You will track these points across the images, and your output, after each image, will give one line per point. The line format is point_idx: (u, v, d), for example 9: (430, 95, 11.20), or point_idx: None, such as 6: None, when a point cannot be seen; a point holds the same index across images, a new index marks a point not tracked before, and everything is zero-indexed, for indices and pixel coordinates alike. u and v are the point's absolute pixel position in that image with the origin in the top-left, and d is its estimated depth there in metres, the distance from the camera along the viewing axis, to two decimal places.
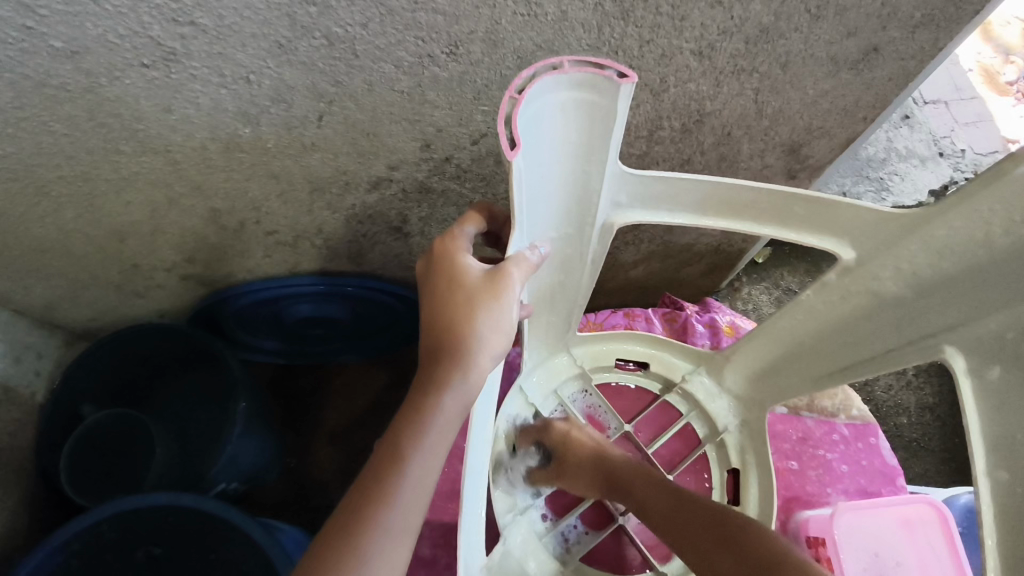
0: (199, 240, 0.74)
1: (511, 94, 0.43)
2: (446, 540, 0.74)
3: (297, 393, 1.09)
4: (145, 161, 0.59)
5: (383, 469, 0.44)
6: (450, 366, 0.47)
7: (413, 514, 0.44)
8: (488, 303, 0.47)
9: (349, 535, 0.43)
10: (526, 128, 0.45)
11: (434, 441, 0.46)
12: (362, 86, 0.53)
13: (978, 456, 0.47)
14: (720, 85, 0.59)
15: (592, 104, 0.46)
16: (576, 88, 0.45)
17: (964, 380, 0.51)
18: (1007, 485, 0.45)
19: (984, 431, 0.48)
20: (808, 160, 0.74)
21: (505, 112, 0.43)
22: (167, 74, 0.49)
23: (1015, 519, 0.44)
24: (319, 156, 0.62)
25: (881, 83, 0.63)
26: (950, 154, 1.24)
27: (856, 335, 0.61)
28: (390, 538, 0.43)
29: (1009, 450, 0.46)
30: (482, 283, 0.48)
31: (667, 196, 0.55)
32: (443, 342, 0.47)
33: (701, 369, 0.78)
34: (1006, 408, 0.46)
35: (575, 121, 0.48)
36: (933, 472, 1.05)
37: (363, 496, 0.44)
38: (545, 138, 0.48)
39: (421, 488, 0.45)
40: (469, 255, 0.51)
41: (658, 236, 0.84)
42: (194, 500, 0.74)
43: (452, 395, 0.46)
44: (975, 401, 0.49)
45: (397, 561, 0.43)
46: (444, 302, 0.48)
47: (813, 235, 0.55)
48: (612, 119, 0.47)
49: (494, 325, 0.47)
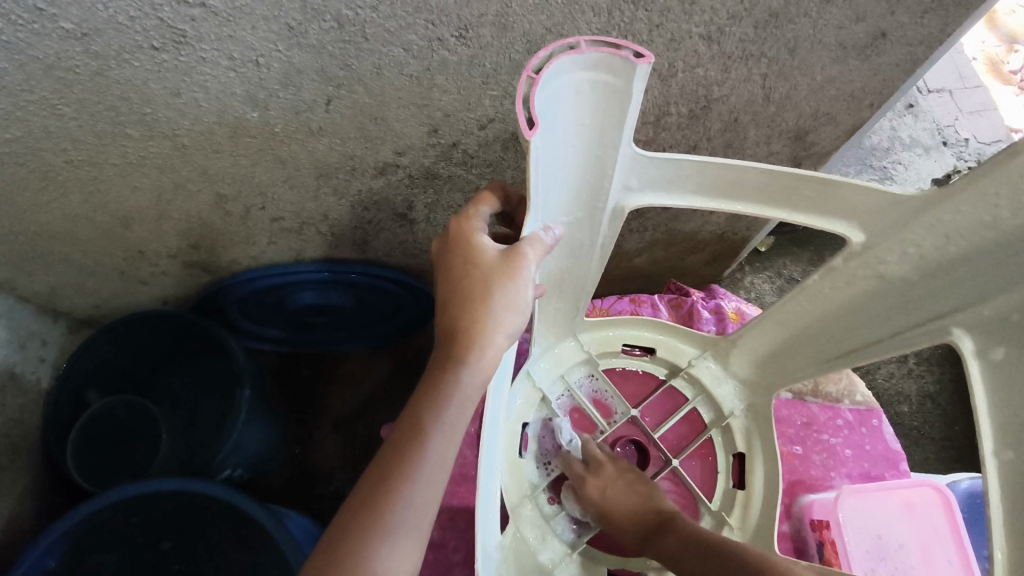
0: (205, 226, 0.74)
1: (528, 74, 0.43)
2: (454, 524, 0.75)
3: (301, 380, 1.09)
4: (153, 146, 0.59)
5: (404, 446, 0.45)
6: (469, 343, 0.47)
7: (434, 489, 0.44)
8: (504, 282, 0.48)
9: (371, 509, 0.43)
10: (543, 109, 0.45)
11: (453, 418, 0.46)
12: (371, 69, 0.53)
13: (986, 435, 0.48)
14: (729, 70, 0.59)
15: (608, 85, 0.46)
16: (593, 68, 0.45)
17: (971, 361, 0.51)
18: (1014, 464, 0.46)
19: (992, 411, 0.48)
20: (814, 147, 0.74)
21: (522, 92, 0.43)
22: (176, 57, 0.49)
23: (1021, 498, 0.45)
24: (326, 141, 0.61)
25: (889, 69, 0.63)
26: (954, 143, 1.24)
27: (864, 318, 0.61)
28: (413, 513, 0.43)
29: (1018, 431, 0.46)
30: (498, 262, 0.48)
31: (678, 179, 0.55)
32: (460, 320, 0.47)
33: (707, 354, 0.78)
34: (1015, 387, 0.47)
35: (590, 102, 0.48)
36: (933, 459, 1.06)
37: (384, 472, 0.44)
38: (560, 120, 0.48)
39: (441, 463, 0.45)
40: (484, 236, 0.51)
41: (662, 223, 0.84)
42: (201, 484, 0.74)
43: (470, 372, 0.47)
44: (983, 381, 0.50)
45: (419, 535, 0.44)
46: (461, 281, 0.49)
47: (824, 218, 0.55)
48: (628, 101, 0.47)
49: (511, 304, 0.48)
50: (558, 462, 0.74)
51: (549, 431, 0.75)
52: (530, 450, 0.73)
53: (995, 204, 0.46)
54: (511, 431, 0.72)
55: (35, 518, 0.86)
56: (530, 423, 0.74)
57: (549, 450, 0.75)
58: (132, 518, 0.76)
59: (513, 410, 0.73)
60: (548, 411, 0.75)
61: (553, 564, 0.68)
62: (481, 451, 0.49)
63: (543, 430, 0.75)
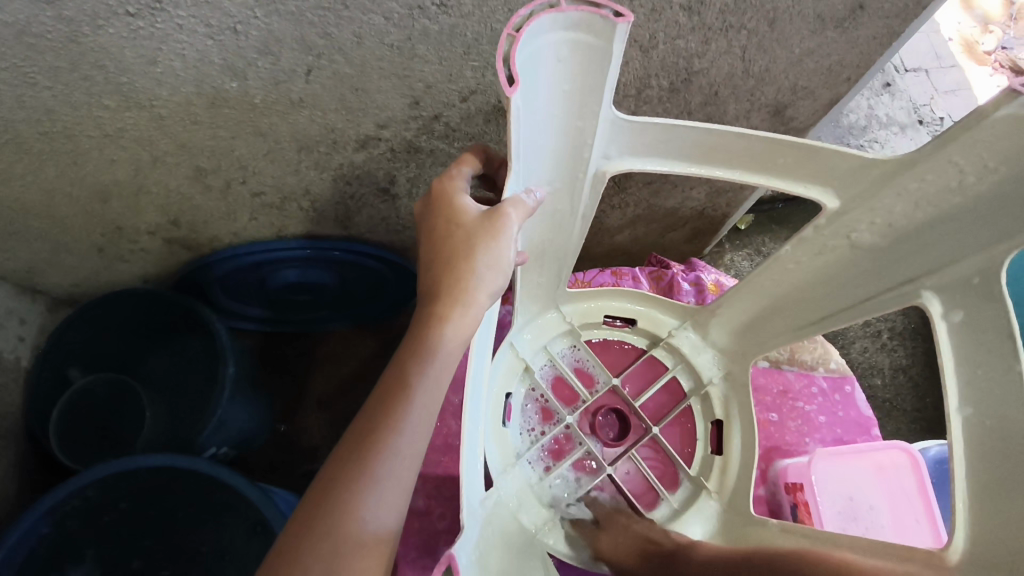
0: (184, 201, 0.74)
1: (509, 32, 0.43)
2: (439, 491, 0.76)
3: (283, 360, 1.09)
4: (129, 117, 0.58)
5: (392, 397, 0.45)
6: (453, 300, 0.48)
7: (421, 438, 0.45)
8: (486, 240, 0.49)
9: (359, 456, 0.43)
10: (523, 67, 0.45)
11: (438, 369, 0.46)
12: (351, 38, 0.53)
13: (952, 393, 0.51)
14: (709, 42, 0.59)
15: (588, 45, 0.47)
16: (574, 27, 0.46)
17: (938, 322, 0.54)
18: (975, 418, 0.50)
19: (959, 369, 0.51)
20: (793, 121, 0.75)
21: (504, 51, 0.44)
22: (152, 24, 0.48)
23: (989, 451, 0.48)
24: (307, 113, 0.61)
25: (866, 42, 0.64)
26: (929, 122, 1.26)
27: (836, 283, 0.64)
28: (401, 462, 0.43)
29: (983, 388, 0.50)
30: (481, 222, 0.50)
31: (659, 143, 0.56)
32: (444, 277, 0.49)
33: (688, 325, 0.80)
34: (979, 345, 0.50)
35: (571, 63, 0.49)
36: (905, 430, 1.09)
37: (371, 421, 0.45)
38: (541, 80, 0.49)
39: (427, 413, 0.45)
40: (465, 197, 0.53)
41: (643, 199, 0.85)
42: (186, 460, 0.76)
43: (454, 327, 0.47)
44: (950, 340, 0.53)
45: (406, 484, 0.44)
46: (445, 242, 0.50)
47: (800, 184, 0.57)
48: (608, 63, 0.47)
49: (493, 262, 0.49)
50: (541, 429, 0.76)
51: (533, 400, 0.77)
52: (513, 420, 0.75)
53: (960, 169, 0.48)
54: (495, 400, 0.73)
55: (17, 497, 0.86)
56: (513, 392, 0.76)
57: (533, 418, 0.76)
58: (110, 497, 0.76)
59: (497, 379, 0.74)
60: (531, 381, 0.77)
61: (536, 528, 0.70)
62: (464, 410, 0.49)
63: (526, 399, 0.77)
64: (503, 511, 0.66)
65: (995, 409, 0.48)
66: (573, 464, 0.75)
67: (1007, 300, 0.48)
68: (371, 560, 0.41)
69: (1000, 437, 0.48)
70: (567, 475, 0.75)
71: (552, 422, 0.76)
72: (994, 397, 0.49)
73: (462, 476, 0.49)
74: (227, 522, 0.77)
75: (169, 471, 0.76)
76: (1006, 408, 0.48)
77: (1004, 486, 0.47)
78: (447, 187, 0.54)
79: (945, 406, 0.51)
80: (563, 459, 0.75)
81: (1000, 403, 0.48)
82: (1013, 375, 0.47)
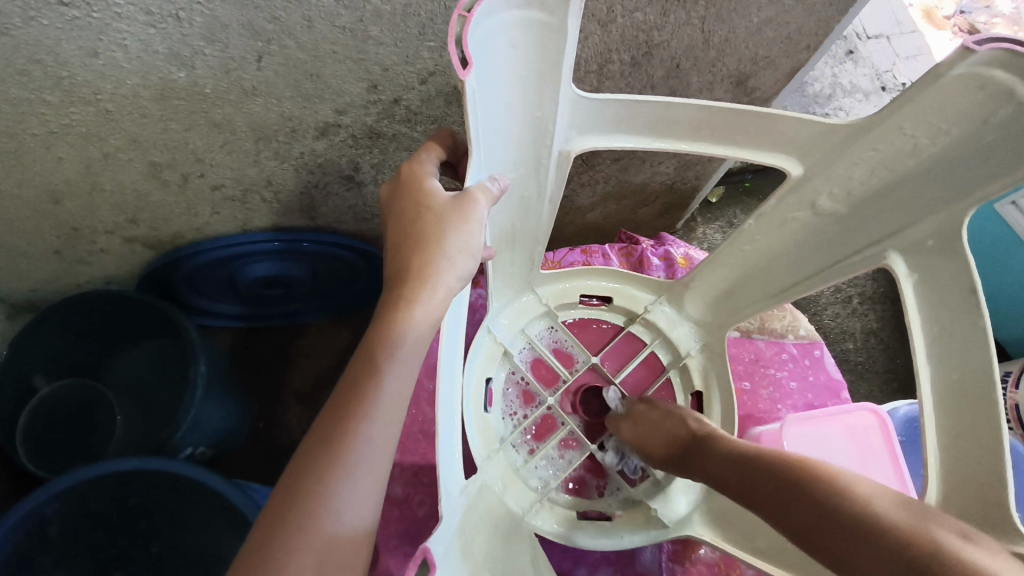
0: (141, 198, 0.72)
1: (459, 13, 0.42)
2: (418, 478, 0.76)
3: (258, 357, 1.07)
4: (75, 113, 0.56)
5: (360, 384, 0.44)
6: (420, 283, 0.47)
7: (393, 424, 0.44)
8: (455, 223, 0.49)
9: (329, 444, 0.42)
10: (478, 49, 0.45)
11: (408, 354, 0.46)
12: (300, 21, 0.51)
13: (920, 348, 0.53)
14: (667, 14, 0.59)
15: (542, 23, 0.47)
16: (525, 5, 0.46)
17: (905, 284, 0.55)
18: (939, 372, 0.52)
19: (925, 324, 0.53)
20: (755, 91, 0.76)
21: (454, 33, 0.43)
22: (89, 13, 0.46)
23: (955, 406, 0.50)
24: (262, 102, 0.59)
25: (823, 9, 0.64)
26: (892, 88, 1.27)
27: (805, 246, 0.65)
28: (372, 449, 0.43)
29: (948, 341, 0.51)
30: (448, 205, 0.49)
31: (622, 120, 0.56)
32: (412, 260, 0.48)
33: (663, 299, 0.80)
34: (943, 303, 0.52)
35: (526, 41, 0.48)
36: (877, 391, 1.11)
37: (341, 408, 0.44)
38: (497, 62, 0.49)
39: (397, 398, 0.45)
40: (432, 181, 0.52)
41: (612, 176, 0.85)
42: (159, 462, 0.74)
43: (422, 309, 0.47)
44: (916, 299, 0.54)
45: (380, 472, 0.43)
46: (414, 225, 0.50)
47: (766, 153, 0.57)
48: (563, 39, 0.48)
49: (462, 245, 0.49)
50: (524, 412, 0.76)
51: (514, 383, 0.77)
52: (495, 405, 0.75)
53: (911, 135, 0.50)
54: (475, 386, 0.73)
55: None
56: (493, 377, 0.76)
57: (514, 402, 0.77)
58: (85, 505, 0.75)
59: (475, 366, 0.74)
60: (511, 364, 0.77)
61: (523, 510, 0.70)
62: (439, 395, 0.49)
63: (507, 383, 0.77)
64: (490, 496, 0.66)
65: (958, 365, 0.50)
66: (558, 443, 0.75)
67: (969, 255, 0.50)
68: (347, 550, 0.41)
69: (966, 390, 0.50)
70: (553, 455, 0.75)
71: (534, 405, 0.77)
72: (958, 353, 0.50)
73: (441, 467, 0.48)
74: (210, 521, 0.76)
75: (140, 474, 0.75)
76: (969, 364, 0.49)
77: (972, 440, 0.49)
78: (414, 171, 0.54)
79: (914, 361, 0.53)
80: (548, 439, 0.76)
81: (962, 358, 0.50)
82: (975, 330, 0.49)
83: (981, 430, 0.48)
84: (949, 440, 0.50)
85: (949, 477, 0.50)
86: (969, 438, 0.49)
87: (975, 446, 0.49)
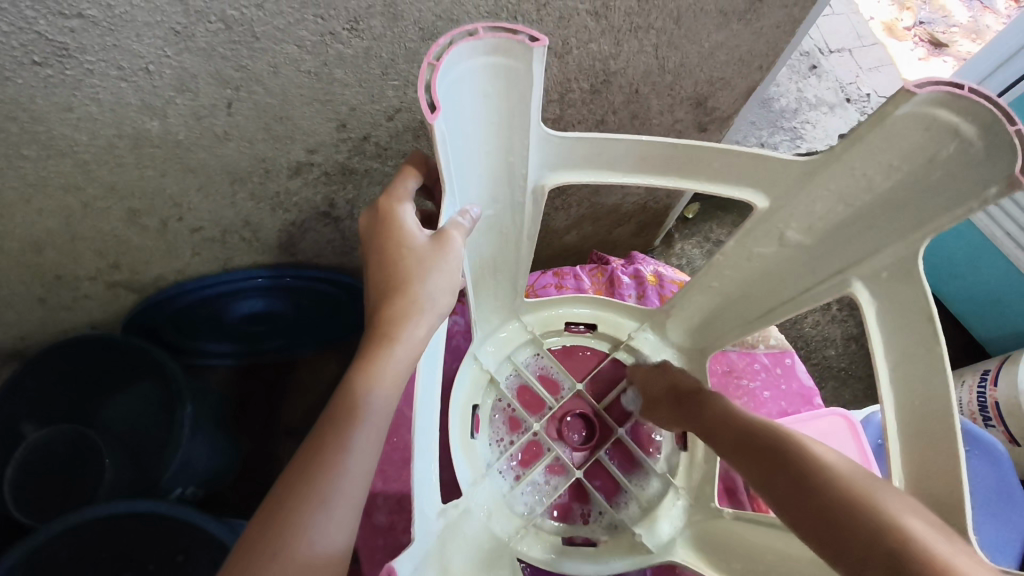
0: (121, 243, 0.73)
1: (428, 61, 0.45)
2: (402, 507, 0.77)
3: (247, 394, 1.07)
4: (51, 165, 0.57)
5: (338, 419, 0.45)
6: (399, 323, 0.49)
7: (370, 455, 0.45)
8: (435, 263, 0.51)
9: (307, 476, 0.43)
10: (445, 94, 0.47)
11: (387, 390, 0.47)
12: (266, 68, 0.53)
13: (883, 368, 0.55)
14: (621, 44, 0.61)
15: (511, 67, 0.49)
16: (492, 52, 0.48)
17: (869, 310, 0.57)
18: (903, 393, 0.54)
19: (888, 346, 0.55)
20: (715, 112, 0.79)
21: (425, 79, 0.45)
22: (61, 71, 0.48)
23: (918, 423, 0.53)
24: (234, 145, 0.61)
25: (770, 31, 0.67)
26: (857, 99, 1.29)
27: (781, 276, 0.66)
28: (349, 481, 0.44)
29: (909, 362, 0.54)
30: (429, 247, 0.51)
31: (591, 157, 0.58)
32: (394, 300, 0.49)
33: (645, 326, 0.82)
34: (903, 328, 0.54)
35: (494, 86, 0.51)
36: (861, 396, 1.13)
37: (319, 441, 0.45)
38: (467, 105, 0.51)
39: (375, 433, 0.46)
40: (411, 215, 0.54)
41: (585, 198, 0.87)
42: (148, 504, 0.74)
43: (401, 348, 0.48)
44: (879, 322, 0.57)
45: (355, 506, 0.44)
46: (396, 262, 0.51)
47: (729, 185, 0.59)
48: (531, 83, 0.50)
49: (441, 287, 0.51)
50: (510, 438, 0.77)
51: (500, 410, 0.78)
52: (482, 431, 0.77)
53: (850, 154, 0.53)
54: (461, 413, 0.75)
55: None
56: (479, 405, 0.77)
57: (501, 428, 0.78)
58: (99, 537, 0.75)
59: (462, 394, 0.76)
60: (497, 392, 0.78)
61: (509, 536, 0.72)
62: (415, 426, 0.50)
63: (494, 410, 0.78)
64: (472, 523, 0.67)
65: (919, 390, 0.53)
66: (544, 469, 0.76)
67: (926, 285, 0.52)
68: None
69: (928, 410, 0.52)
70: (538, 481, 0.76)
71: (520, 431, 0.78)
72: (919, 380, 0.53)
73: (415, 495, 0.49)
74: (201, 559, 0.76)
75: (149, 515, 0.75)
76: (932, 398, 0.52)
77: (933, 457, 0.51)
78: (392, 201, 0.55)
79: (877, 379, 0.55)
80: (534, 465, 0.76)
81: (924, 380, 0.52)
82: (931, 346, 0.52)
83: (945, 444, 0.50)
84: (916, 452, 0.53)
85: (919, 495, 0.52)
86: (928, 460, 0.52)
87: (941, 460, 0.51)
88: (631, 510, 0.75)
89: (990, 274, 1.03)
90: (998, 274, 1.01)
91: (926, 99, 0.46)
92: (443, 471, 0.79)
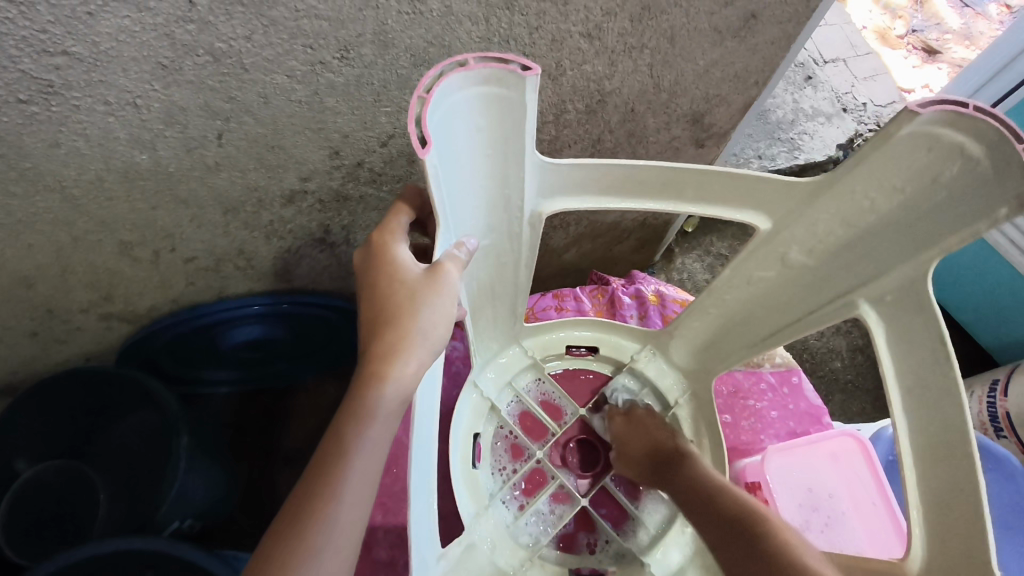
0: (114, 276, 0.72)
1: (419, 94, 0.44)
2: (404, 540, 0.75)
3: (246, 424, 1.06)
4: (40, 201, 0.57)
5: (327, 465, 0.44)
6: (390, 359, 0.47)
7: (362, 500, 0.44)
8: (430, 297, 0.49)
9: (296, 527, 0.42)
10: (436, 127, 0.46)
11: (378, 430, 0.45)
12: (257, 99, 0.53)
13: (894, 393, 0.54)
14: (615, 64, 0.61)
15: (503, 98, 0.48)
16: (483, 83, 0.47)
17: (877, 331, 0.56)
18: (917, 419, 0.53)
19: (898, 369, 0.54)
20: (712, 128, 0.78)
21: (415, 113, 0.44)
22: (47, 108, 0.47)
23: (934, 451, 0.51)
24: (226, 175, 0.61)
25: (765, 47, 0.66)
26: (853, 109, 1.28)
27: (783, 297, 0.65)
28: (339, 530, 0.42)
29: (920, 387, 0.52)
30: (423, 281, 0.50)
31: (587, 183, 0.57)
32: (385, 338, 0.48)
33: (648, 348, 0.81)
34: (911, 351, 0.53)
35: (487, 117, 0.50)
36: (870, 408, 1.11)
37: (309, 488, 0.43)
38: (460, 137, 0.50)
39: (367, 476, 0.44)
40: (405, 251, 0.53)
41: (583, 217, 0.86)
42: (141, 541, 0.72)
43: (393, 385, 0.46)
44: (888, 344, 0.55)
45: (346, 554, 0.42)
46: (388, 299, 0.49)
47: (731, 210, 0.58)
48: (524, 112, 0.49)
49: (436, 319, 0.49)
50: (513, 467, 0.76)
51: (502, 438, 0.77)
52: (484, 460, 0.75)
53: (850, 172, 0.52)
54: (463, 442, 0.73)
55: None
56: (481, 433, 0.76)
57: (503, 456, 0.76)
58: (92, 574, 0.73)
59: (462, 422, 0.74)
60: (499, 419, 0.77)
61: (513, 568, 0.69)
62: (412, 463, 0.48)
63: (496, 438, 0.77)
64: (476, 558, 0.66)
65: (935, 417, 0.51)
66: (549, 497, 0.74)
67: (934, 305, 0.51)
68: None
69: (944, 439, 0.51)
70: (543, 510, 0.74)
71: (523, 459, 0.76)
72: (934, 406, 0.51)
73: (411, 538, 0.47)
74: None
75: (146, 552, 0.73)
76: (947, 424, 0.50)
77: (951, 486, 0.50)
78: (386, 238, 0.54)
79: (890, 404, 0.54)
80: (539, 493, 0.74)
81: (937, 408, 0.51)
82: (942, 370, 0.50)
83: (962, 473, 0.49)
84: (932, 477, 0.52)
85: (937, 524, 0.51)
86: (947, 490, 0.50)
87: (957, 488, 0.49)
88: (640, 537, 0.74)
89: (996, 283, 1.02)
90: (1004, 282, 1.00)
91: (928, 119, 0.45)
92: (445, 501, 0.77)
